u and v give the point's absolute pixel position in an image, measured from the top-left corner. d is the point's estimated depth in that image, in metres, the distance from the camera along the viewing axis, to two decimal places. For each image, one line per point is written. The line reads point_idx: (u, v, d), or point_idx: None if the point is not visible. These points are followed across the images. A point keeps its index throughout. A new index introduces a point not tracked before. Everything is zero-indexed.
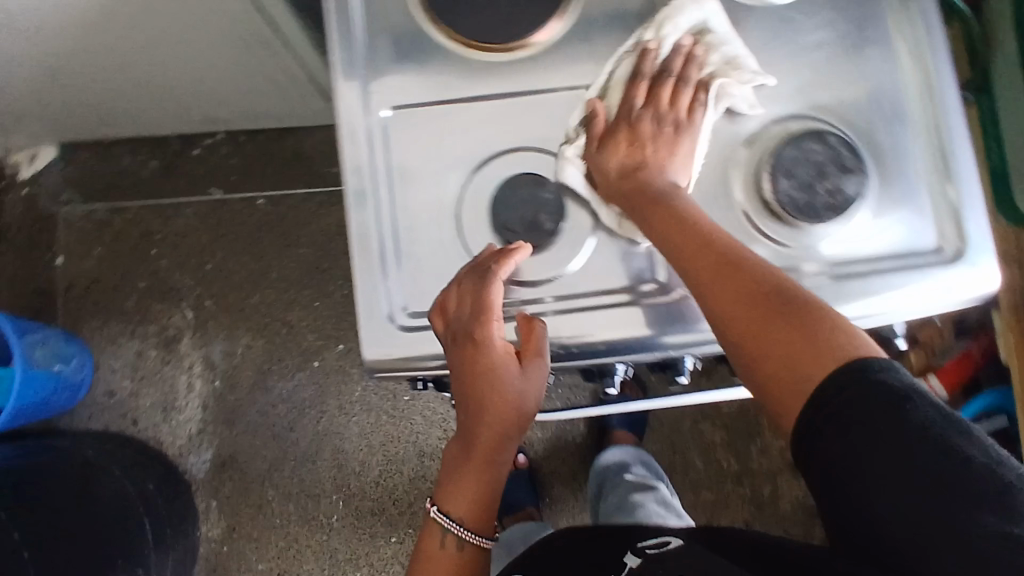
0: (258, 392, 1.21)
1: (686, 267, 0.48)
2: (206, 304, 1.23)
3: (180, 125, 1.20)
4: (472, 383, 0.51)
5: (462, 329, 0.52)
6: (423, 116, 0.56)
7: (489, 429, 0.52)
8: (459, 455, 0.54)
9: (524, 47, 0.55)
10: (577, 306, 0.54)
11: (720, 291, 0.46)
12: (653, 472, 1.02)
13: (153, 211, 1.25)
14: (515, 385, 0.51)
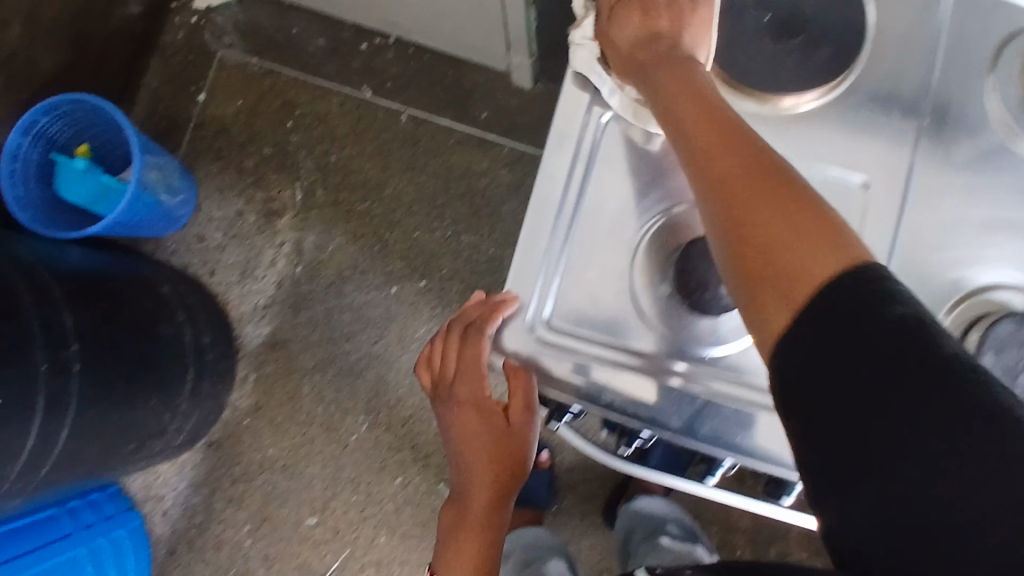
0: (332, 293, 1.22)
1: (687, 147, 0.44)
2: (316, 193, 1.24)
3: (360, 16, 1.19)
4: (465, 439, 0.57)
5: (451, 394, 0.56)
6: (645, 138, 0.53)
7: (482, 484, 0.57)
8: (454, 523, 0.59)
9: (768, 103, 0.50)
10: (716, 391, 0.50)
11: (715, 164, 0.42)
12: (688, 533, 1.00)
13: (303, 85, 1.26)
14: (504, 434, 0.56)
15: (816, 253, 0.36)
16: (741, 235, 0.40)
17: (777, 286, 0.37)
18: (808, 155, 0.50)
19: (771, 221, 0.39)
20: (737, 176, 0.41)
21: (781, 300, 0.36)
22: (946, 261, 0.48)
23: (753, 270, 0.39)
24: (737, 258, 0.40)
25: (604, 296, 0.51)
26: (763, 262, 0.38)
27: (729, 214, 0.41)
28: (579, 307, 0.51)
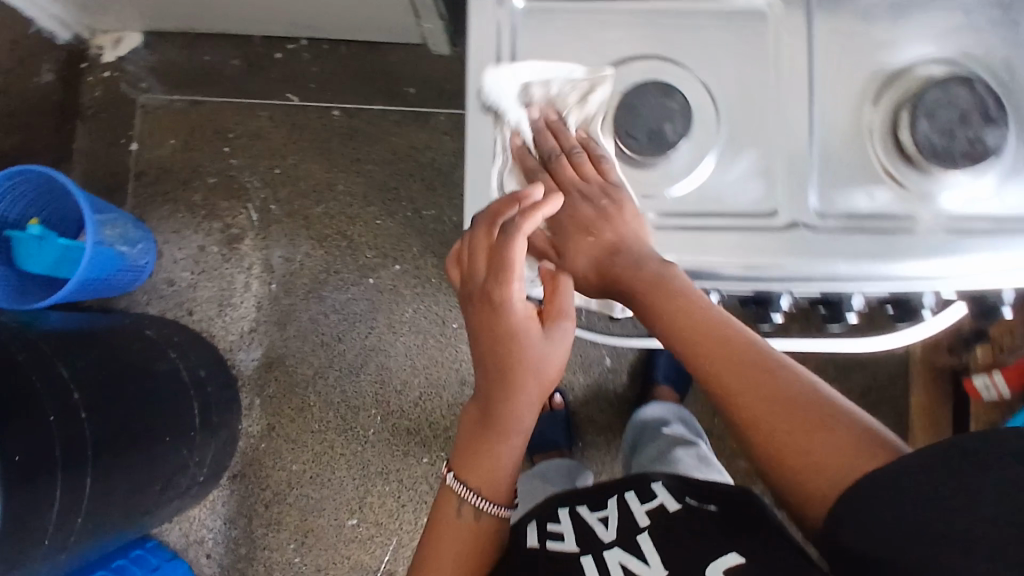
0: (312, 300, 1.23)
1: (702, 368, 0.48)
2: (271, 209, 1.24)
3: (267, 26, 1.20)
4: (495, 339, 0.52)
5: (480, 289, 0.52)
6: (560, 17, 0.53)
7: (509, 398, 0.53)
8: (477, 424, 0.56)
9: None
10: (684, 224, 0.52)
11: (733, 389, 0.47)
12: (691, 430, 1.00)
13: (230, 109, 1.26)
14: (537, 344, 0.52)
15: (845, 454, 0.43)
16: (763, 429, 0.46)
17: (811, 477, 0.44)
18: None
19: (800, 439, 0.45)
20: (757, 397, 0.46)
21: (828, 495, 0.43)
22: (865, 53, 0.51)
23: (782, 464, 0.45)
24: (769, 447, 0.46)
25: None
26: (809, 475, 0.44)
27: (760, 433, 0.46)
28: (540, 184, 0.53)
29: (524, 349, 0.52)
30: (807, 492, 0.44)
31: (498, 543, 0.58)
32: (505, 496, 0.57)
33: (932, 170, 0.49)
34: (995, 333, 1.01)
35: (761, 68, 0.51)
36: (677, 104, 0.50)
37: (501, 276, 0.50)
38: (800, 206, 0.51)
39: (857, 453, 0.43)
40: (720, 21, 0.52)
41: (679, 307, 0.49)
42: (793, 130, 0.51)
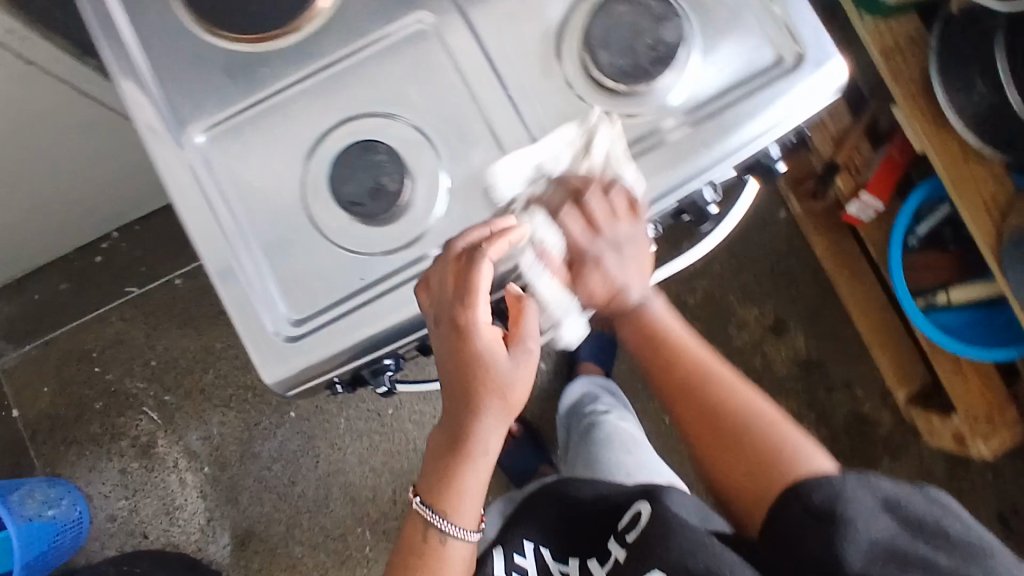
0: (250, 461, 1.20)
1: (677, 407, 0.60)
2: (166, 400, 1.21)
3: (71, 239, 1.17)
4: (462, 367, 0.50)
5: (444, 313, 0.48)
6: (241, 125, 0.51)
7: (476, 422, 0.51)
8: (444, 450, 0.52)
9: (296, 30, 0.52)
10: None
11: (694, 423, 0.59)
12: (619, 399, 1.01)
13: (81, 330, 1.22)
14: (503, 371, 0.50)
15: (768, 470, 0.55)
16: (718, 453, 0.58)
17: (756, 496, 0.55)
18: (368, 34, 0.52)
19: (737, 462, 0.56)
20: (706, 429, 0.58)
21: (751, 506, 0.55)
22: (527, 16, 0.52)
23: (729, 462, 0.57)
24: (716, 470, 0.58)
25: (316, 261, 0.50)
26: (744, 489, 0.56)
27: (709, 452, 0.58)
28: (307, 288, 0.50)
29: (491, 379, 0.50)
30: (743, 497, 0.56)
31: (464, 565, 0.55)
32: (473, 521, 0.54)
33: (636, 89, 0.50)
34: (844, 159, 1.02)
35: (446, 76, 0.51)
36: (382, 154, 0.50)
37: (465, 300, 0.48)
38: (543, 178, 0.51)
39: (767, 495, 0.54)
40: (390, 56, 0.52)
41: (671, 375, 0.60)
42: (499, 114, 0.51)
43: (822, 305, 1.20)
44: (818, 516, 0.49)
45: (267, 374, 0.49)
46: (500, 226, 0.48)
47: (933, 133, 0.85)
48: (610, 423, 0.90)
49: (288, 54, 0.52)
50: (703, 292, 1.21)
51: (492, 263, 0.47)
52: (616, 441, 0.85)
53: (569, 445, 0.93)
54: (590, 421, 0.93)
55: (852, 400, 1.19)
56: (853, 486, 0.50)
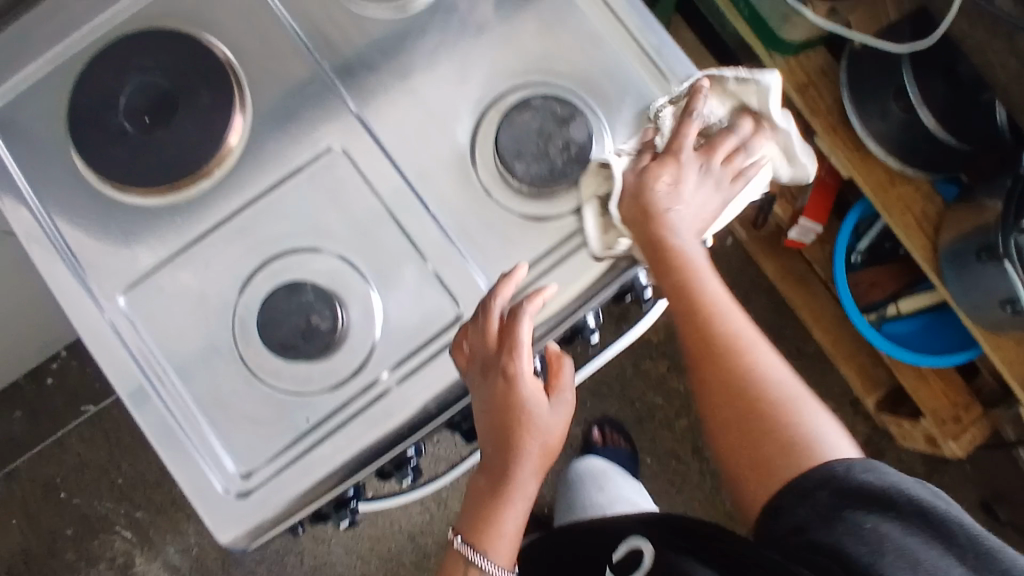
0: (233, 567, 1.16)
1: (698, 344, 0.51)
2: (138, 517, 1.17)
3: (19, 367, 1.14)
4: (505, 413, 0.48)
5: (488, 362, 0.48)
6: (159, 279, 0.50)
7: (516, 463, 0.49)
8: (483, 492, 0.50)
9: (204, 177, 0.51)
10: (409, 372, 0.50)
11: (716, 368, 0.51)
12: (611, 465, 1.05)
13: (41, 458, 1.18)
14: (547, 418, 0.49)
15: (792, 445, 0.48)
16: (723, 395, 0.51)
17: (752, 460, 0.49)
18: (280, 170, 0.52)
19: (761, 420, 0.49)
20: (728, 376, 0.51)
21: (760, 485, 0.49)
22: (435, 133, 0.52)
23: (750, 415, 0.50)
24: (717, 404, 0.51)
25: (256, 411, 0.49)
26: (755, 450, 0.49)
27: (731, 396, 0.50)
28: (251, 439, 0.48)
29: (537, 425, 0.48)
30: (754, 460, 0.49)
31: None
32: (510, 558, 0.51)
33: (557, 191, 0.51)
34: (779, 188, 1.04)
35: (366, 203, 0.51)
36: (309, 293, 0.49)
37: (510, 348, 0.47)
38: (475, 290, 0.50)
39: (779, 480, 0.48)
40: (304, 190, 0.51)
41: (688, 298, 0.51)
42: (422, 232, 0.51)
43: (782, 325, 1.22)
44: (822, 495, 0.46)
45: (223, 534, 0.48)
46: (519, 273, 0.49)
47: (858, 162, 0.88)
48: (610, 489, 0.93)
49: (200, 202, 0.51)
50: (666, 328, 1.22)
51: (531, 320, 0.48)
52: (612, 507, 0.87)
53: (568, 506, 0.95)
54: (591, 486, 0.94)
55: None
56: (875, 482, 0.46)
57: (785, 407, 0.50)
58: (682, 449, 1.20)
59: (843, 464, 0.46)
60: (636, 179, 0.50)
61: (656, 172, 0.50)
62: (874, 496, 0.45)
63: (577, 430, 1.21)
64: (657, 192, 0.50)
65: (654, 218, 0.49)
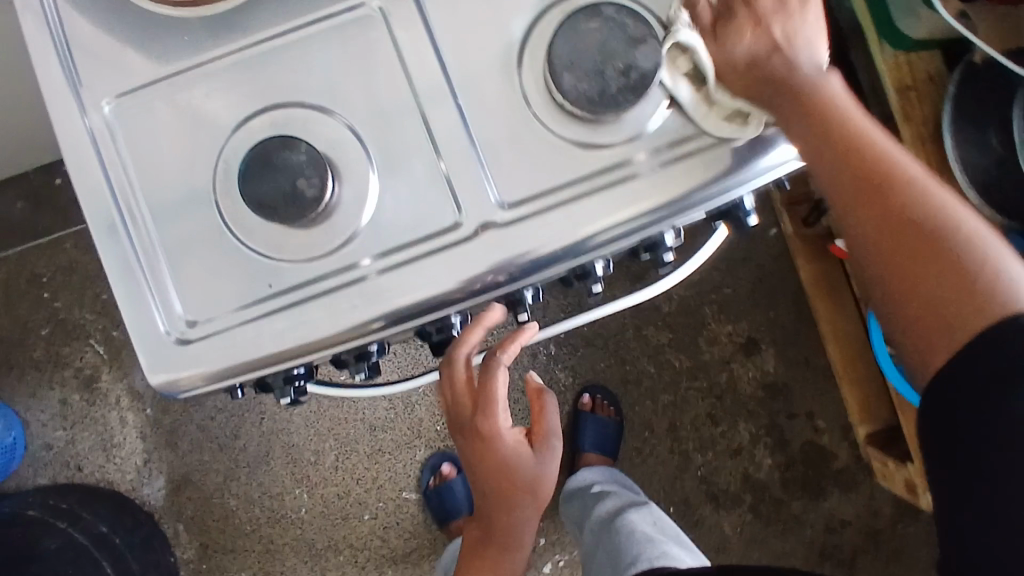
0: (192, 408, 1.17)
1: (837, 193, 0.43)
2: (113, 336, 1.17)
3: (28, 158, 1.11)
4: (496, 465, 0.59)
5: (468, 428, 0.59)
6: (152, 98, 0.46)
7: (509, 509, 0.63)
8: (489, 532, 0.67)
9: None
10: (391, 269, 0.46)
11: (857, 215, 0.43)
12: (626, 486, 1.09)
13: (33, 253, 1.18)
14: (537, 469, 0.61)
15: (969, 290, 0.39)
16: (868, 245, 0.43)
17: (912, 332, 0.41)
18: (307, 15, 0.46)
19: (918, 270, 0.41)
20: (872, 219, 0.42)
21: (933, 341, 0.40)
22: (486, 21, 0.46)
23: (900, 258, 0.41)
24: (870, 257, 0.43)
25: (217, 261, 0.45)
26: (921, 309, 0.41)
27: (872, 242, 0.42)
28: (206, 290, 0.45)
29: (527, 480, 0.61)
30: (922, 325, 0.41)
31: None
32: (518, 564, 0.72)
33: (601, 118, 0.44)
34: None
35: (389, 76, 0.46)
36: (300, 154, 0.43)
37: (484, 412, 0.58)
38: (481, 202, 0.46)
39: (969, 325, 0.39)
40: (329, 41, 0.46)
41: (822, 122, 0.43)
42: (442, 124, 0.46)
43: (798, 332, 1.16)
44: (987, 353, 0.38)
45: (156, 375, 0.45)
46: (485, 317, 0.49)
47: None
48: (636, 515, 0.97)
49: (213, 26, 0.46)
50: (679, 301, 1.16)
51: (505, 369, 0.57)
52: (636, 537, 0.92)
53: (592, 524, 1.00)
54: (616, 511, 0.99)
55: (812, 431, 1.17)
56: None
57: (951, 244, 0.40)
58: (657, 423, 1.18)
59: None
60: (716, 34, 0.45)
61: (732, 38, 0.45)
62: None
63: (560, 376, 1.18)
64: (745, 43, 0.44)
65: (768, 66, 0.44)
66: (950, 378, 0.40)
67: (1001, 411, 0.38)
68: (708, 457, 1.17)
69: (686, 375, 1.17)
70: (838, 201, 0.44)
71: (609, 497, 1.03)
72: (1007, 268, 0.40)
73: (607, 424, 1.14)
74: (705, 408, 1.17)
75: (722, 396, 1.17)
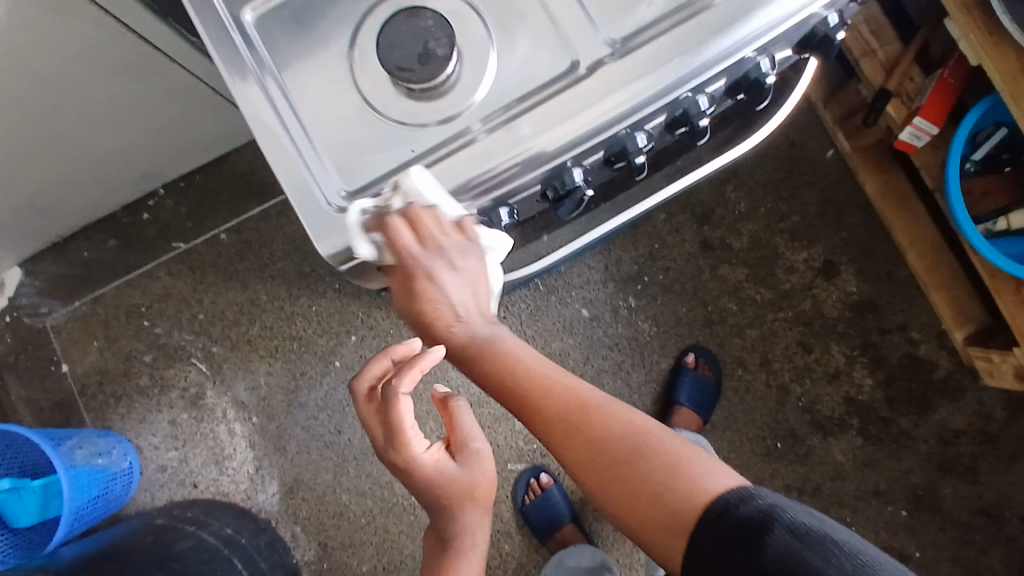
0: (296, 411, 1.21)
1: (550, 427, 0.54)
2: (213, 352, 1.23)
3: (119, 196, 1.20)
4: (422, 488, 0.58)
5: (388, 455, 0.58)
6: (284, 4, 0.51)
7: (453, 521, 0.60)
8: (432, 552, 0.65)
9: None
10: (518, 116, 0.50)
11: (565, 444, 0.54)
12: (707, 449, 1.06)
13: (129, 286, 1.25)
14: (463, 479, 0.58)
15: (664, 496, 0.51)
16: (587, 475, 0.54)
17: (641, 529, 0.52)
18: None
19: (618, 477, 0.53)
20: (576, 443, 0.54)
21: (652, 530, 0.51)
22: None
23: (608, 471, 0.53)
24: (584, 470, 0.54)
25: (365, 134, 0.50)
26: (637, 506, 0.52)
27: (584, 458, 0.54)
28: (360, 162, 0.50)
29: (459, 491, 0.58)
30: (646, 524, 0.52)
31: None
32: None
33: None
34: (895, 85, 0.99)
35: None
36: (428, 21, 0.49)
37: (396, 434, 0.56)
38: (593, 45, 0.50)
39: (672, 524, 0.50)
40: None
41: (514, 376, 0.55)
42: None
43: (874, 246, 1.16)
44: (707, 532, 0.49)
45: (326, 246, 0.50)
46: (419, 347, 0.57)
47: (989, 46, 0.83)
48: None
49: None
50: (749, 236, 1.18)
51: (407, 396, 0.55)
52: None
53: None
54: None
55: (908, 342, 1.16)
56: (755, 513, 0.48)
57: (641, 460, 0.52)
58: (749, 359, 1.18)
59: (718, 503, 0.49)
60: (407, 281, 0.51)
61: (419, 288, 0.51)
62: (747, 526, 0.47)
63: (643, 326, 1.19)
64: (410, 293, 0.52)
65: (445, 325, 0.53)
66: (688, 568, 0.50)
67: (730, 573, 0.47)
68: (806, 385, 1.17)
69: (769, 307, 1.18)
70: (556, 428, 0.54)
71: None
72: (694, 474, 0.51)
73: (705, 382, 1.15)
74: (795, 336, 1.17)
75: (809, 322, 1.17)
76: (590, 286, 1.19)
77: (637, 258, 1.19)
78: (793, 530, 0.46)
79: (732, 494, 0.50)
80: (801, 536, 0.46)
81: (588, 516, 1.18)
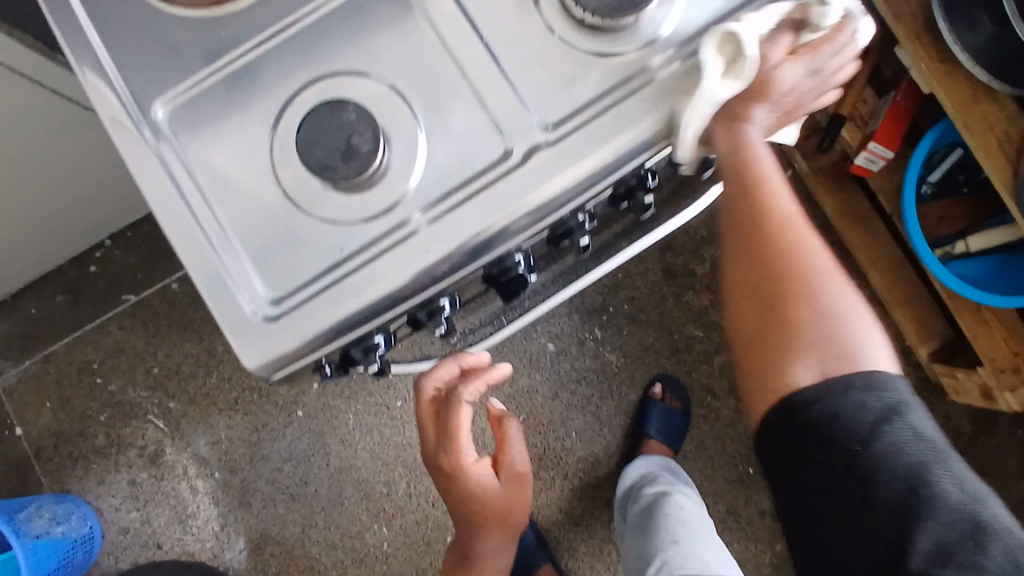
0: (259, 464, 1.18)
1: (754, 237, 0.52)
2: (171, 407, 1.19)
3: (64, 251, 1.15)
4: (463, 498, 0.61)
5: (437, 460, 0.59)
6: (198, 98, 0.49)
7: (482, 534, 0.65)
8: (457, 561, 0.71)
9: None
10: (450, 209, 0.47)
11: (767, 257, 0.52)
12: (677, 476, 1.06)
13: (80, 343, 1.20)
14: (504, 497, 0.62)
15: (827, 349, 0.51)
16: (763, 290, 0.52)
17: (777, 353, 0.52)
18: None
19: (805, 308, 0.52)
20: (786, 262, 0.52)
21: (799, 363, 0.52)
22: None
23: (797, 296, 0.52)
24: (766, 286, 0.52)
25: (291, 232, 0.47)
26: (789, 341, 0.52)
27: (779, 280, 0.52)
28: (285, 264, 0.47)
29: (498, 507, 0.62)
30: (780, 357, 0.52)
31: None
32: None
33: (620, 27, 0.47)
34: (848, 110, 0.99)
35: (416, 26, 0.48)
36: (351, 114, 0.46)
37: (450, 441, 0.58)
38: (527, 128, 0.47)
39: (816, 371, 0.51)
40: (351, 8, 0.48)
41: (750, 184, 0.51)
42: (474, 59, 0.48)
43: None
44: (842, 414, 0.51)
45: (252, 356, 0.47)
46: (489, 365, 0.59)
47: (942, 75, 0.82)
48: (672, 505, 0.96)
49: (244, 19, 0.49)
50: (712, 261, 1.17)
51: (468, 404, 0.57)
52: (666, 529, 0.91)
53: (631, 525, 0.99)
54: (651, 504, 0.98)
55: None
56: (881, 406, 0.51)
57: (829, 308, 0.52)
58: (718, 386, 1.17)
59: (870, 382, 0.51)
60: (763, 70, 0.48)
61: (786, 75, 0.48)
62: (875, 421, 0.51)
63: (610, 357, 1.17)
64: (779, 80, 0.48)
65: (739, 121, 0.49)
66: (791, 415, 0.52)
67: (849, 461, 0.51)
68: None
69: None
70: (760, 238, 0.52)
71: (649, 491, 1.01)
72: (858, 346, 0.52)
73: (673, 413, 1.13)
74: None
75: None
76: (556, 320, 1.17)
77: (601, 289, 1.17)
78: (915, 437, 0.51)
79: (876, 379, 0.51)
80: (927, 455, 0.51)
81: (562, 554, 1.16)
